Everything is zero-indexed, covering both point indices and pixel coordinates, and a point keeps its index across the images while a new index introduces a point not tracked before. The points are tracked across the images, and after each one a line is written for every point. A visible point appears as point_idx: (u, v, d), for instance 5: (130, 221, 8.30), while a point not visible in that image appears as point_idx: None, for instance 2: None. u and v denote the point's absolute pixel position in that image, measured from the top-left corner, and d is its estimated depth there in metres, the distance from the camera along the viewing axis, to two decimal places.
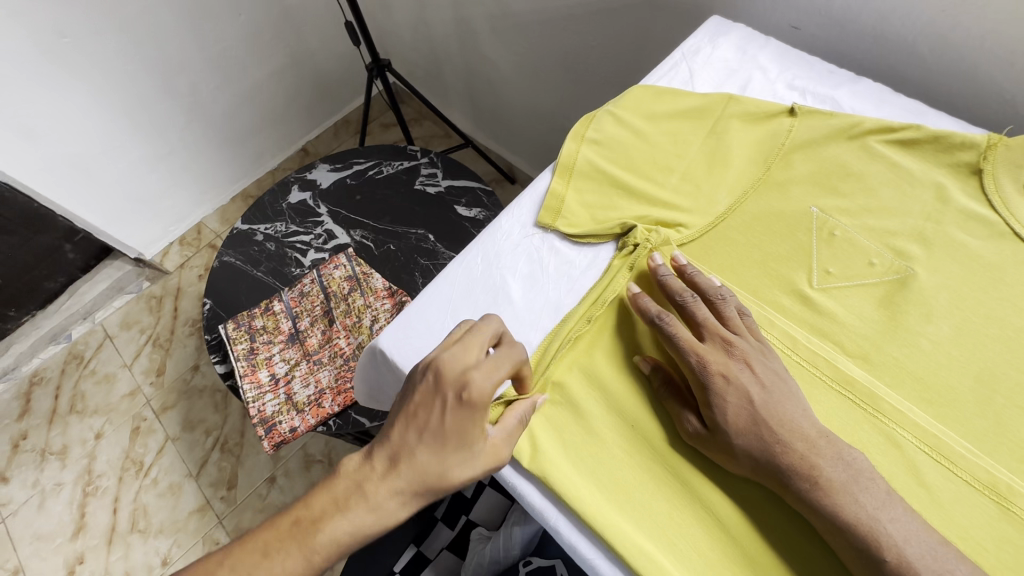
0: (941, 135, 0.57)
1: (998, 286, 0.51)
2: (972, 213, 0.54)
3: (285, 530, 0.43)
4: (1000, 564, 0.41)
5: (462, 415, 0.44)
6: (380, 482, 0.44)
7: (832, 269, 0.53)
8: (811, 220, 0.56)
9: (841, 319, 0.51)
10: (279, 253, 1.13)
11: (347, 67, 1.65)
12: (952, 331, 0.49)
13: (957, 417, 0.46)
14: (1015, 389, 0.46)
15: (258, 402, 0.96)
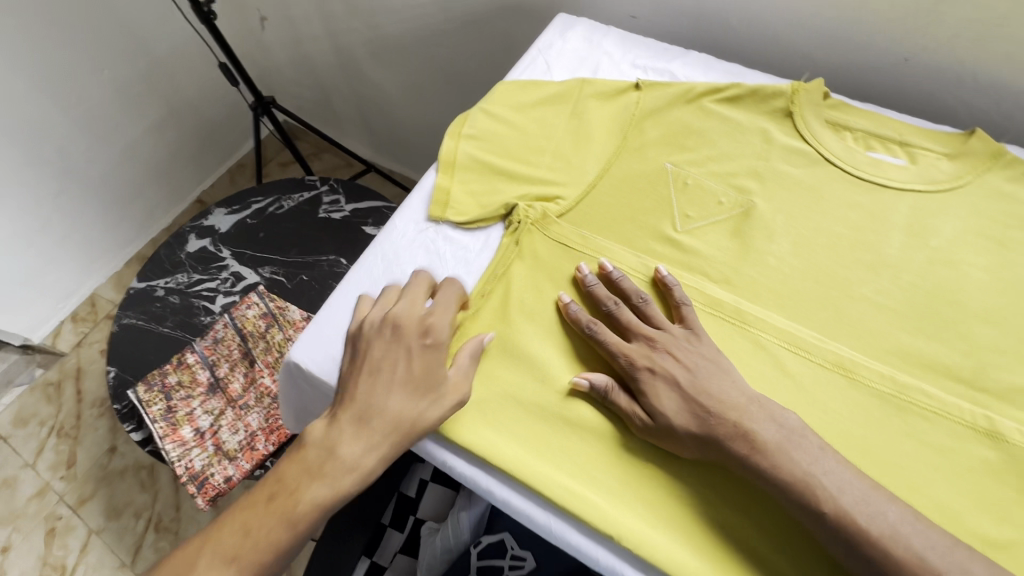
0: (757, 88, 0.67)
1: (820, 203, 0.60)
2: (792, 147, 0.64)
3: (262, 508, 0.45)
4: (853, 424, 0.49)
5: (424, 355, 0.50)
6: (354, 435, 0.47)
7: (690, 212, 0.61)
8: (667, 174, 0.64)
9: (704, 253, 0.59)
10: (184, 305, 1.08)
11: (231, 111, 1.61)
12: (790, 245, 0.58)
13: (805, 314, 0.54)
14: (844, 282, 0.56)
15: (184, 460, 0.91)
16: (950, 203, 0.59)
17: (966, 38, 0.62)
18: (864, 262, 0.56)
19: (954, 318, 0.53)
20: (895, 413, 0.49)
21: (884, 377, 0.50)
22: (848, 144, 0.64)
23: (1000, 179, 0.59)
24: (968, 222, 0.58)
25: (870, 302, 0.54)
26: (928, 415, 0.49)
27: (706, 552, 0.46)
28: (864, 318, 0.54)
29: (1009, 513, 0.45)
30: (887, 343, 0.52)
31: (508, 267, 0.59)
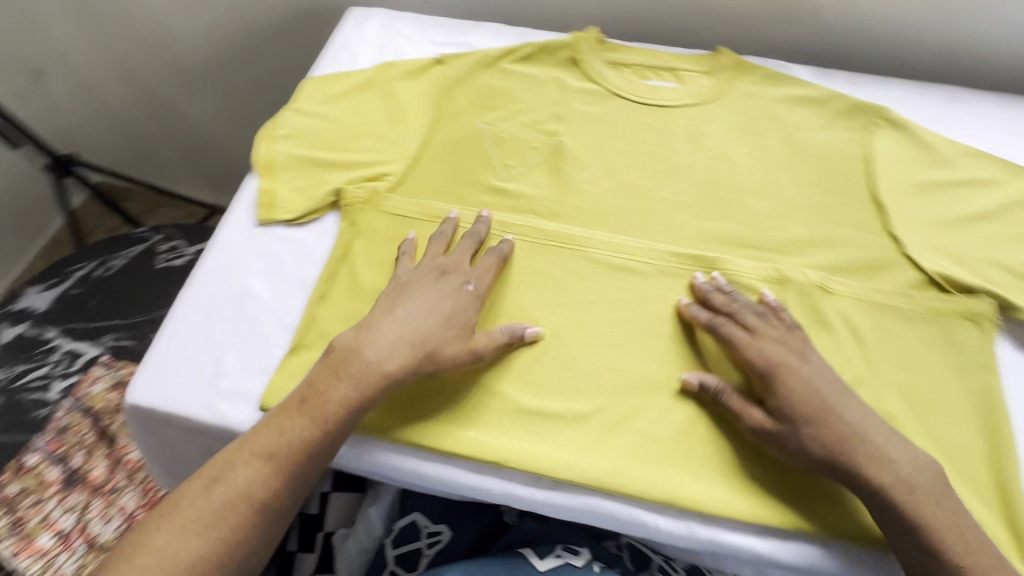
0: (544, 44, 0.73)
1: (617, 131, 0.68)
2: (584, 89, 0.71)
3: (295, 402, 0.48)
4: (680, 303, 0.56)
5: (455, 305, 0.53)
6: (375, 350, 0.49)
7: (510, 162, 0.66)
8: (483, 133, 0.68)
9: (530, 194, 0.64)
10: (7, 405, 0.90)
11: (26, 184, 1.35)
12: (599, 171, 0.65)
13: (623, 224, 0.61)
14: (647, 190, 0.64)
15: (49, 571, 0.79)
16: (716, 111, 0.70)
17: None
18: (660, 171, 0.65)
19: (735, 199, 0.63)
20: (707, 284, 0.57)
21: (694, 259, 0.58)
22: (629, 78, 0.73)
23: (747, 84, 0.72)
24: (731, 122, 0.69)
25: (671, 201, 0.63)
26: (731, 278, 0.57)
27: (588, 449, 0.49)
28: (669, 216, 0.62)
29: (808, 337, 0.55)
30: (689, 231, 0.61)
31: (347, 248, 0.59)
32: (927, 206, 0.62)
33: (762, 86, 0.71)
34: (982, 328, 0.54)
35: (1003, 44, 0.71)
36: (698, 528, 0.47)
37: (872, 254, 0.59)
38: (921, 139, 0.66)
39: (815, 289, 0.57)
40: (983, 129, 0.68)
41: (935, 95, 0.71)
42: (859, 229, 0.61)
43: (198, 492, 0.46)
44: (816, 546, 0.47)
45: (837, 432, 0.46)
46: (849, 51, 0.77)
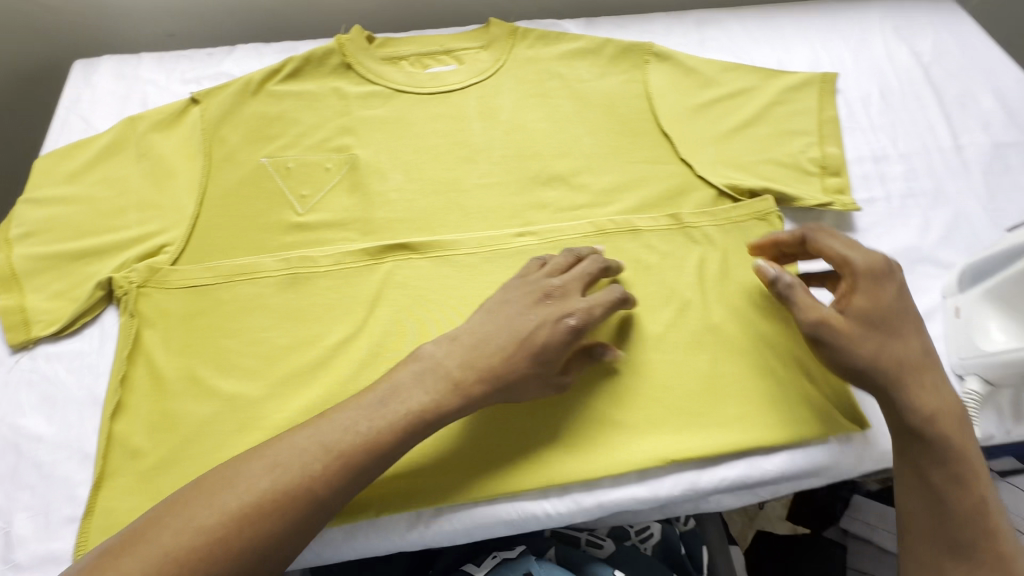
0: (309, 55, 0.68)
1: (410, 128, 0.65)
2: (366, 94, 0.68)
3: (330, 430, 0.42)
4: None
5: (549, 331, 0.47)
6: (455, 381, 0.45)
7: (306, 192, 0.61)
8: (268, 168, 0.62)
9: (333, 221, 0.59)
10: None
11: None
12: (402, 175, 0.62)
13: (440, 222, 0.60)
14: (456, 181, 0.62)
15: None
16: (501, 83, 0.69)
17: None
18: (462, 158, 0.64)
19: (539, 166, 0.64)
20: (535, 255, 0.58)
21: (517, 237, 0.58)
22: (408, 71, 0.70)
23: (524, 50, 0.72)
24: (518, 90, 0.69)
25: (479, 186, 0.62)
26: (555, 245, 0.58)
27: (457, 465, 0.48)
28: (481, 201, 0.61)
29: (635, 276, 0.57)
30: (505, 210, 0.61)
31: (137, 341, 0.51)
32: (704, 126, 0.67)
33: (538, 49, 0.72)
34: (771, 223, 0.59)
35: None
36: (579, 496, 0.48)
37: (673, 183, 0.63)
38: (685, 66, 0.71)
39: (628, 232, 0.59)
40: (732, 42, 0.75)
41: (687, 22, 0.76)
42: (655, 162, 0.64)
43: (255, 474, 0.40)
44: (689, 470, 0.49)
45: (925, 380, 0.47)
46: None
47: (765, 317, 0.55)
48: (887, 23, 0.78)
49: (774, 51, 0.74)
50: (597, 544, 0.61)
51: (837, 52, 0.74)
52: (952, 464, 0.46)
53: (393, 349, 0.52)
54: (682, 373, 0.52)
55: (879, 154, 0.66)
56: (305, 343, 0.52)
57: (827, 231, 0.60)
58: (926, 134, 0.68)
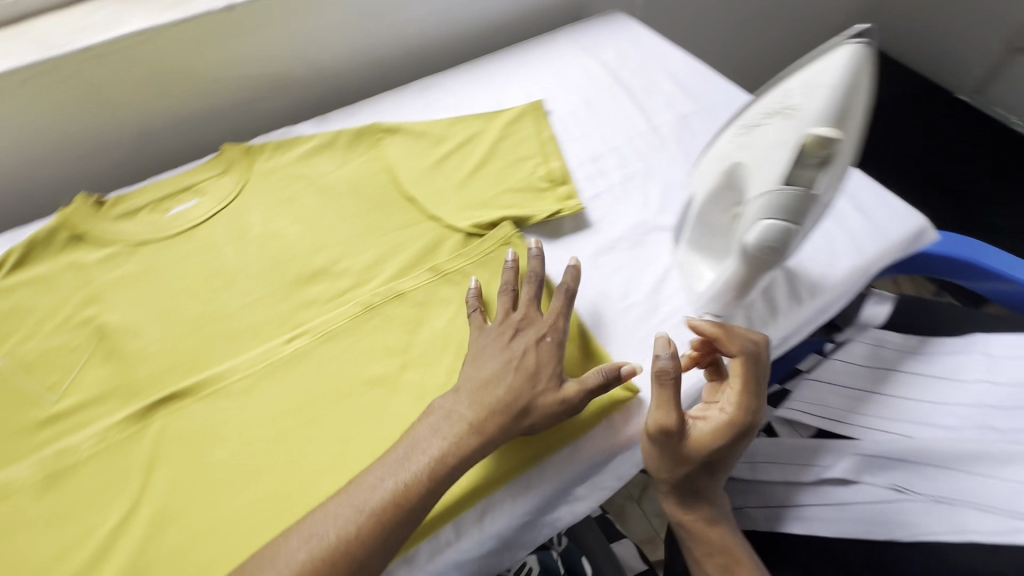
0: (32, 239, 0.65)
1: (160, 275, 0.65)
2: (106, 256, 0.66)
3: (378, 471, 0.47)
4: (297, 386, 0.56)
5: (535, 351, 0.53)
6: (472, 416, 0.50)
7: (54, 379, 0.57)
8: (6, 371, 0.58)
9: (90, 398, 0.56)
10: None
11: None
12: (158, 325, 0.61)
13: (208, 356, 0.59)
14: (217, 310, 0.62)
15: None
16: (253, 200, 0.72)
17: (150, 104, 0.74)
18: (221, 285, 0.64)
19: (299, 266, 0.65)
20: (311, 353, 0.58)
21: (289, 342, 0.59)
22: (148, 219, 0.69)
23: (264, 164, 0.75)
24: (265, 203, 0.71)
25: (242, 306, 0.62)
26: (327, 336, 0.59)
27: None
28: (248, 320, 0.61)
29: (411, 337, 0.59)
30: (273, 320, 0.61)
31: None
32: (445, 179, 0.73)
33: (276, 158, 0.75)
34: (516, 244, 0.65)
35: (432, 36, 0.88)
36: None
37: (428, 239, 0.67)
38: (416, 132, 0.77)
39: (394, 299, 0.62)
40: (455, 99, 0.83)
41: (412, 92, 0.84)
42: (409, 225, 0.69)
43: (293, 546, 0.43)
44: (502, 501, 0.53)
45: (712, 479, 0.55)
46: (338, 91, 0.87)
47: None
48: (577, 45, 0.91)
49: (491, 95, 0.83)
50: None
51: (543, 80, 0.85)
52: (720, 555, 0.55)
53: (177, 507, 0.50)
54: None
55: (595, 154, 0.76)
56: (74, 541, 0.48)
57: (569, 235, 0.68)
58: (628, 125, 0.79)
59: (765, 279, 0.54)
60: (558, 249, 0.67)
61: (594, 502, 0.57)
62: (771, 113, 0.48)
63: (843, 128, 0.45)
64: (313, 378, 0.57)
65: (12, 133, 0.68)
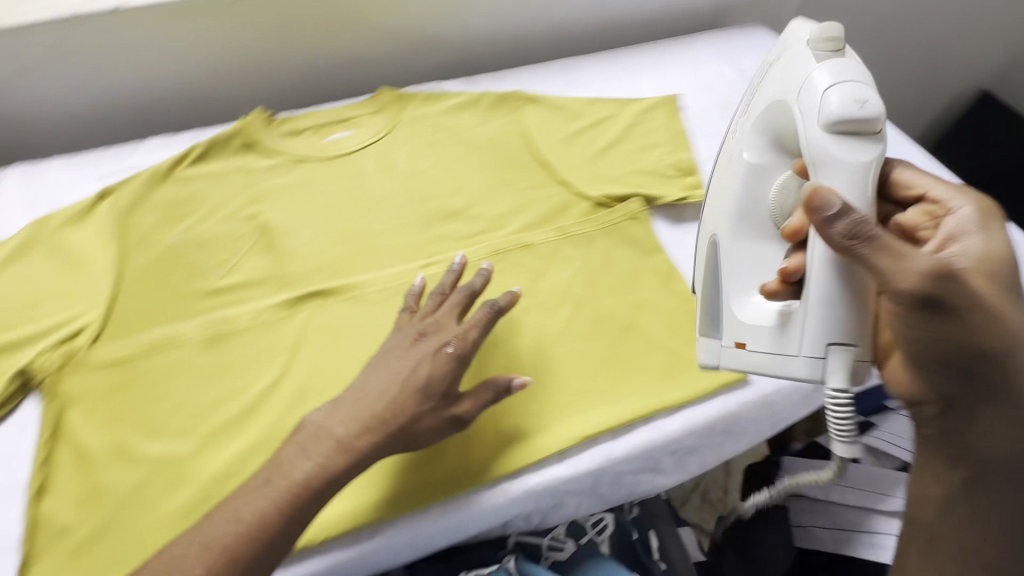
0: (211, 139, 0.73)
1: (314, 189, 0.72)
2: (270, 166, 0.73)
3: (274, 459, 0.47)
4: None
5: (430, 360, 0.51)
6: (360, 431, 0.48)
7: (221, 259, 0.65)
8: (181, 245, 0.66)
9: (248, 281, 0.63)
10: None
11: None
12: (311, 231, 0.68)
13: (351, 266, 0.65)
14: (362, 228, 0.68)
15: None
16: (395, 139, 0.78)
17: (327, 40, 0.81)
18: (366, 209, 0.70)
19: (437, 205, 0.71)
20: (442, 281, 0.64)
21: (423, 268, 0.65)
22: (307, 140, 0.76)
23: (414, 110, 0.80)
24: (411, 144, 0.77)
25: (384, 230, 0.68)
26: (460, 270, 0.65)
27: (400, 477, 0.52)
28: (387, 241, 0.67)
29: (532, 285, 0.64)
30: (410, 247, 0.67)
31: (60, 424, 0.53)
32: (579, 150, 0.77)
33: (425, 106, 0.81)
34: (641, 222, 0.69)
35: (581, 20, 0.92)
36: (530, 481, 0.54)
37: (558, 200, 0.71)
38: (557, 105, 0.81)
39: (523, 248, 0.66)
40: (593, 81, 0.87)
41: (553, 69, 0.88)
42: (539, 187, 0.73)
43: (219, 521, 0.43)
44: (604, 443, 0.56)
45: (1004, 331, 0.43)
46: (483, 56, 0.92)
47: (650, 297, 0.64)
48: (715, 50, 0.93)
49: (626, 84, 0.87)
50: (559, 545, 0.61)
51: (679, 78, 0.88)
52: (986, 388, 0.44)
53: (317, 386, 0.56)
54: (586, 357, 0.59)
55: None
56: (230, 394, 0.56)
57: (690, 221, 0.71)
58: None
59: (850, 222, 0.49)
60: (679, 235, 0.70)
61: (676, 477, 0.61)
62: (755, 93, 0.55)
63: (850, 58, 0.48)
64: None
65: (213, 45, 0.76)
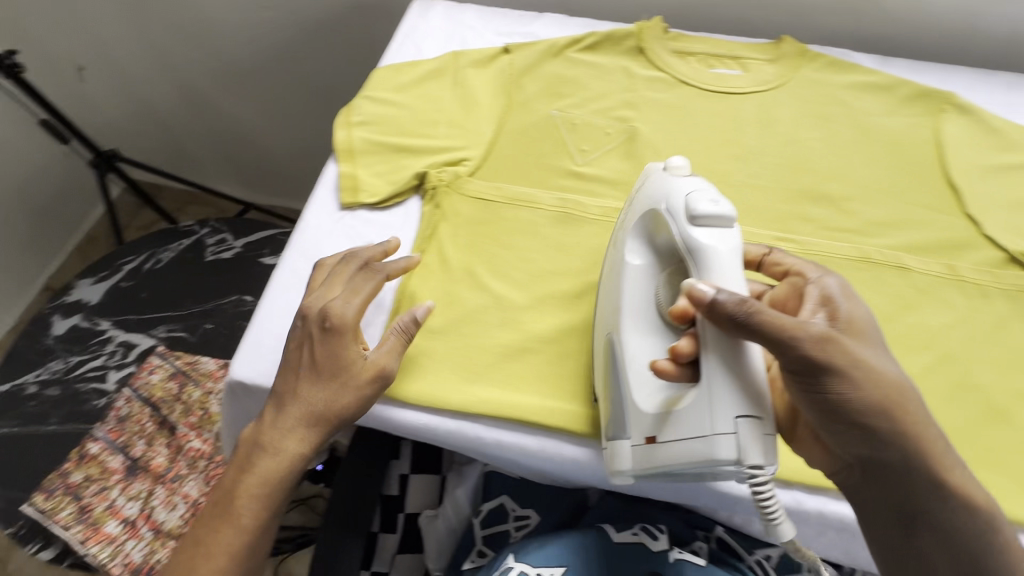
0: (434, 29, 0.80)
1: (501, 94, 0.73)
2: (473, 56, 0.75)
3: (249, 451, 0.52)
4: (563, 249, 0.62)
5: (326, 345, 0.51)
6: (275, 423, 0.51)
7: (407, 131, 0.69)
8: (377, 105, 0.71)
9: (422, 159, 0.67)
10: (69, 394, 0.96)
11: (69, 181, 1.50)
12: (486, 135, 0.69)
13: (507, 181, 0.66)
14: (530, 147, 0.68)
15: (119, 557, 0.81)
16: (594, 68, 0.74)
17: None
18: (539, 129, 0.70)
19: (606, 149, 0.68)
20: (585, 230, 0.63)
21: (572, 210, 0.64)
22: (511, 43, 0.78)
23: (621, 39, 0.76)
24: (605, 76, 0.74)
25: None
26: (605, 225, 0.63)
27: (444, 381, 0.55)
28: (546, 169, 0.67)
29: None
30: (565, 184, 0.66)
31: None
32: (767, 137, 0.69)
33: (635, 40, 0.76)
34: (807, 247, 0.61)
35: None
36: (529, 441, 0.55)
37: (721, 183, 0.66)
38: (769, 85, 0.73)
39: None
40: (832, 63, 0.74)
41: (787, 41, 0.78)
42: (712, 167, 0.67)
43: (261, 472, 0.51)
44: None
45: (876, 399, 0.44)
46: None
47: None
48: (1000, 81, 0.74)
49: (872, 79, 0.73)
50: (525, 520, 0.66)
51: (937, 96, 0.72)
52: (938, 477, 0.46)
53: None
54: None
55: (943, 209, 0.65)
56: None
57: (862, 260, 0.61)
58: (1004, 198, 0.65)
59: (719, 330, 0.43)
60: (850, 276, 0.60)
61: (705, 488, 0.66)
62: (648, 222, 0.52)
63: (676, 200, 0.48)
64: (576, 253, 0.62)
65: None
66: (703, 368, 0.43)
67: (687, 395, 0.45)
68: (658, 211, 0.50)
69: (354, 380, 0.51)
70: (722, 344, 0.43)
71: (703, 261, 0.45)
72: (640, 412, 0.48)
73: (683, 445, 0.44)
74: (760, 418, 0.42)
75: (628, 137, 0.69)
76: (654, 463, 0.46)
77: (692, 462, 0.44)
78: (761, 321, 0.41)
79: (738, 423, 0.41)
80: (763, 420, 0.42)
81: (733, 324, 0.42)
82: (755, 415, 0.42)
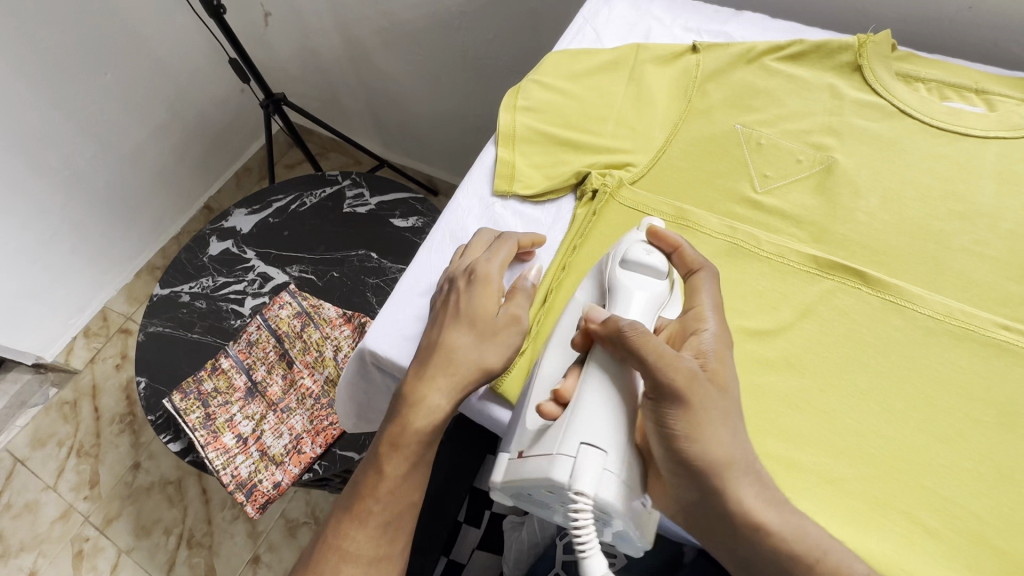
0: (619, 18, 0.74)
1: (683, 98, 0.66)
2: (657, 52, 0.68)
3: (397, 403, 0.51)
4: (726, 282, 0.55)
5: (478, 292, 0.52)
6: (418, 376, 0.50)
7: (574, 125, 0.65)
8: (547, 90, 0.67)
9: (588, 157, 0.63)
10: (212, 309, 1.07)
11: (237, 113, 1.65)
12: (660, 142, 0.63)
13: (676, 196, 0.60)
14: (707, 164, 0.62)
15: (229, 467, 0.90)
16: (795, 82, 0.65)
17: None
18: (721, 145, 0.63)
19: (792, 182, 0.60)
20: (753, 269, 0.55)
21: (744, 240, 0.57)
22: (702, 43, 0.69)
23: (841, 53, 0.65)
24: (807, 97, 0.64)
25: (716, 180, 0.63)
26: (777, 267, 0.55)
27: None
28: (717, 192, 0.60)
29: (849, 333, 0.51)
30: (737, 211, 0.59)
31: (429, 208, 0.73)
32: (1009, 196, 0.56)
33: (858, 55, 0.64)
34: None
35: None
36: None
37: (934, 244, 0.55)
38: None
39: (866, 287, 0.53)
40: None
41: None
42: (928, 224, 0.56)
43: (412, 424, 0.50)
44: None
45: (709, 454, 0.42)
46: (978, 19, 0.66)
47: (1015, 458, 0.46)
48: None
49: None
50: (609, 559, 0.65)
51: None
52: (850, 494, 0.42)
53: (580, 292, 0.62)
54: (852, 438, 0.48)
55: None
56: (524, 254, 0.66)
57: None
58: None
59: (602, 371, 0.45)
60: None
61: None
62: (587, 282, 0.53)
63: (613, 262, 0.51)
64: (738, 290, 0.55)
65: None
66: (583, 393, 0.44)
67: (549, 431, 0.44)
68: (598, 267, 0.53)
69: (491, 335, 0.51)
70: (610, 360, 0.45)
71: (617, 298, 0.49)
72: (523, 430, 0.47)
73: (532, 463, 0.43)
74: (603, 452, 0.42)
75: (823, 168, 0.60)
76: (513, 477, 0.45)
77: (539, 482, 0.43)
78: (634, 348, 0.42)
79: (578, 447, 0.41)
80: (608, 456, 0.41)
81: (613, 339, 0.44)
82: (600, 448, 0.42)
